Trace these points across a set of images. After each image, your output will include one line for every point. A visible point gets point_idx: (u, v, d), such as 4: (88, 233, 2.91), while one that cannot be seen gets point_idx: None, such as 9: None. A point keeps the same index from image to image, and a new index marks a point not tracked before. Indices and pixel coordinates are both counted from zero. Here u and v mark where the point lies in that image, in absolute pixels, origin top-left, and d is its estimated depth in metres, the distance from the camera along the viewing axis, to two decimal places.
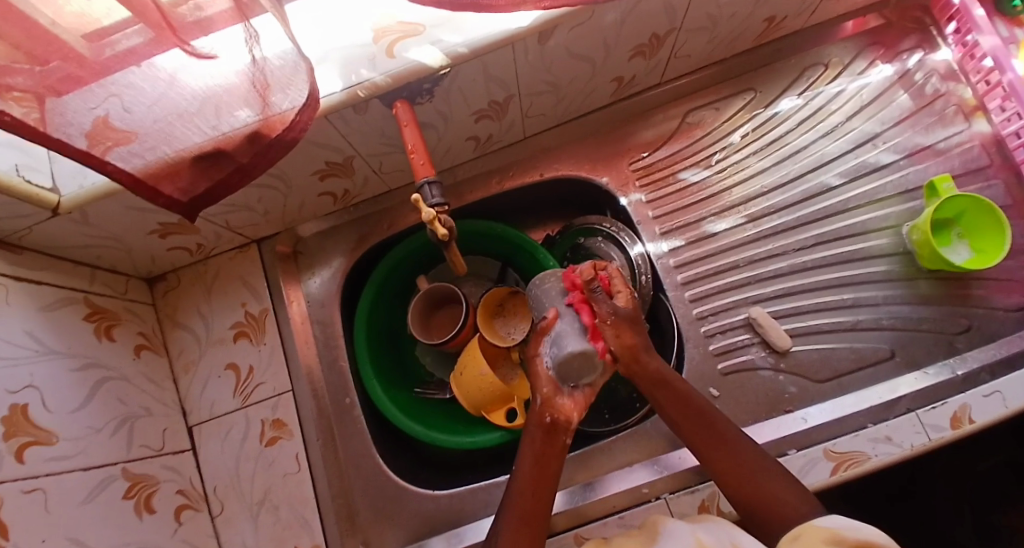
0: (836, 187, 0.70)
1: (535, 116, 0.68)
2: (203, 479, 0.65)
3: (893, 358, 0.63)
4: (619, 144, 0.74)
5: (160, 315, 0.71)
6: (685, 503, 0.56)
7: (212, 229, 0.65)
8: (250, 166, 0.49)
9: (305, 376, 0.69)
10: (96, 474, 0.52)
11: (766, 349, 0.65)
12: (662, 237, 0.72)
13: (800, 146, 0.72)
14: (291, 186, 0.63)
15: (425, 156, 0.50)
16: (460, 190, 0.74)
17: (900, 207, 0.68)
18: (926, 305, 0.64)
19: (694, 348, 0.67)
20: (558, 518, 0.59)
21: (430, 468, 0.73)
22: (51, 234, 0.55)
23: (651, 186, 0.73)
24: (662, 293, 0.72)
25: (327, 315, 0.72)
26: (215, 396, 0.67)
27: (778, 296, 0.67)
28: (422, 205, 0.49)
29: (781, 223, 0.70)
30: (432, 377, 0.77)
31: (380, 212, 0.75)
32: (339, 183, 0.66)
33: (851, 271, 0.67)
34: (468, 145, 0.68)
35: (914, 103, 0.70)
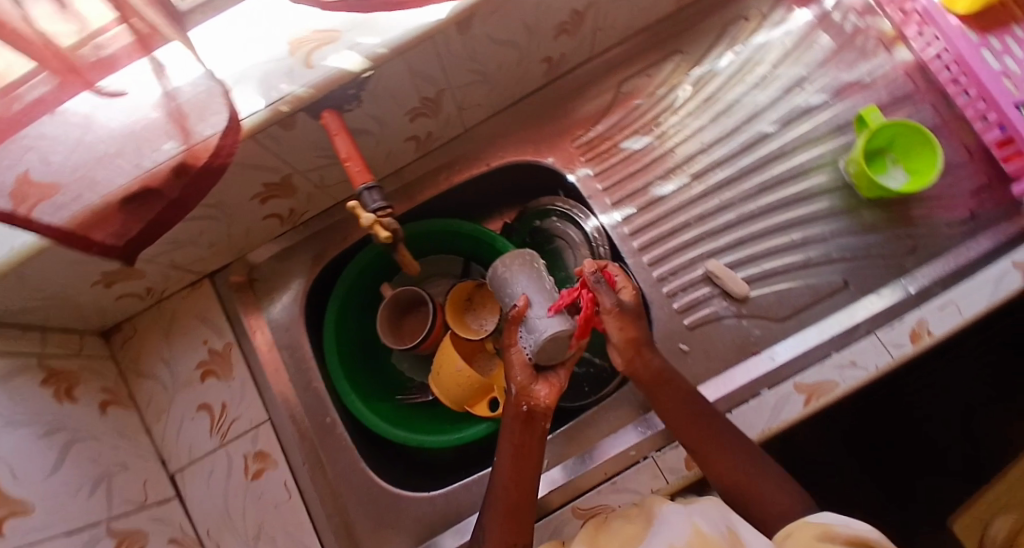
0: (773, 133, 0.71)
1: (471, 107, 0.68)
2: (193, 523, 0.63)
3: (847, 287, 0.65)
4: (557, 122, 0.74)
5: (122, 367, 0.69)
6: (672, 458, 0.57)
7: (159, 271, 0.63)
8: (182, 200, 0.49)
9: (280, 403, 0.68)
10: (81, 536, 0.50)
11: (727, 299, 0.67)
12: (614, 208, 0.73)
13: (734, 99, 0.73)
14: (232, 215, 0.61)
15: (360, 162, 0.50)
16: (409, 192, 0.73)
17: (836, 143, 0.70)
18: (871, 233, 0.67)
19: (660, 309, 0.68)
20: (555, 496, 0.59)
21: (422, 472, 0.72)
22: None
23: (595, 160, 0.74)
24: (622, 262, 0.73)
25: (294, 338, 0.71)
26: (191, 438, 0.66)
27: (732, 247, 0.69)
28: (359, 211, 0.49)
29: (725, 176, 0.71)
30: (412, 382, 0.77)
31: (329, 226, 0.73)
32: (281, 203, 0.65)
33: (798, 211, 0.69)
34: (408, 146, 0.68)
35: (835, 42, 0.73)
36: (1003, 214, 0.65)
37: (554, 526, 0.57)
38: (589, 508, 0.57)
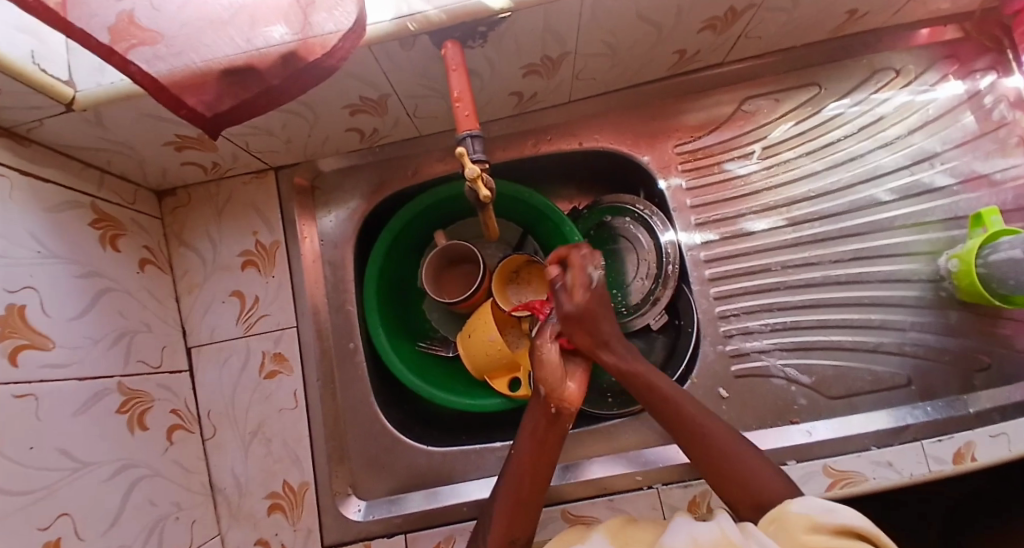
0: (885, 203, 0.61)
1: (586, 77, 0.58)
2: (198, 402, 0.60)
3: (936, 370, 0.58)
4: (731, 107, 0.63)
5: (167, 232, 0.63)
6: (938, 448, 0.54)
7: (396, 114, 0.56)
8: (279, 90, 0.44)
9: (311, 314, 0.61)
10: (90, 386, 0.47)
11: (916, 334, 0.59)
12: (696, 229, 0.63)
13: (933, 184, 0.60)
14: (493, 70, 0.52)
15: (471, 107, 0.44)
16: (578, 116, 0.64)
17: (939, 234, 0.60)
18: (958, 337, 0.59)
19: (904, 315, 0.59)
20: (816, 447, 0.55)
21: (416, 419, 0.67)
22: (333, 80, 0.47)
23: (694, 172, 0.63)
24: (842, 287, 0.60)
25: (339, 257, 0.64)
26: (215, 322, 0.61)
27: (869, 326, 0.59)
28: (465, 159, 0.43)
29: (918, 239, 0.60)
30: (439, 334, 0.71)
31: (530, 129, 0.64)
32: (535, 82, 0.57)
33: (888, 290, 0.59)
34: (669, 60, 0.58)
35: (976, 125, 0.61)
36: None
37: (658, 498, 0.56)
38: (579, 516, 0.57)
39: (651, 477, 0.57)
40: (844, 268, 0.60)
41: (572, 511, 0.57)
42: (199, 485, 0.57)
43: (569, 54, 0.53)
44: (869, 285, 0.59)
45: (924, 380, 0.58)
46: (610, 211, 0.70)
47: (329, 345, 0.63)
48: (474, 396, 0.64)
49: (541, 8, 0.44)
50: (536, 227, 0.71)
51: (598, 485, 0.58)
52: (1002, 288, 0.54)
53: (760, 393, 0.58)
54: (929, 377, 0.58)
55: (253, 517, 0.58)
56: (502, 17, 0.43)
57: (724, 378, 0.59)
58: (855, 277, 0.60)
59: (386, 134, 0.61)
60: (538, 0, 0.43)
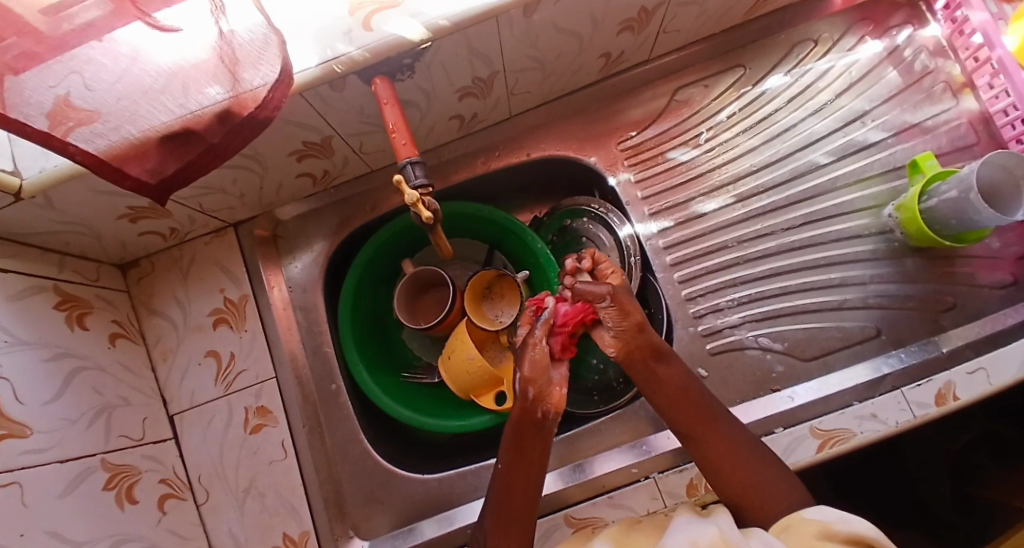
0: (825, 166, 0.63)
1: (521, 92, 0.61)
2: (187, 467, 0.59)
3: (900, 318, 0.60)
4: (664, 99, 0.66)
5: (135, 303, 0.63)
6: (920, 393, 0.54)
7: (344, 153, 0.58)
8: (221, 147, 0.46)
9: (289, 362, 0.62)
10: (74, 466, 0.47)
11: (874, 287, 0.61)
12: (651, 218, 0.64)
13: (867, 141, 0.63)
14: (430, 98, 0.54)
15: (407, 136, 0.46)
16: (521, 129, 0.66)
17: (881, 187, 0.62)
18: (919, 283, 0.60)
19: (862, 271, 0.61)
20: (800, 410, 0.56)
21: (409, 448, 0.66)
22: (273, 131, 0.48)
23: (640, 165, 0.65)
24: (798, 254, 0.61)
25: (311, 301, 0.64)
26: (194, 385, 0.60)
27: (830, 285, 0.61)
28: (404, 186, 0.44)
29: (861, 194, 0.62)
30: (421, 361, 0.71)
31: (478, 148, 0.66)
32: (472, 103, 0.59)
33: (841, 249, 0.61)
34: (597, 64, 0.61)
35: (898, 80, 0.64)
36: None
37: (656, 486, 0.56)
38: (582, 519, 0.56)
39: (646, 469, 0.58)
40: (796, 235, 0.62)
41: (574, 515, 0.56)
42: None
43: (499, 73, 0.55)
44: (822, 246, 0.61)
45: (893, 329, 0.60)
46: (569, 214, 0.71)
47: (312, 389, 0.63)
48: (462, 416, 0.64)
49: (460, 34, 0.46)
50: (500, 240, 0.72)
51: (597, 484, 0.58)
52: (948, 229, 0.56)
53: (738, 367, 0.59)
54: (895, 324, 0.60)
55: None
56: (423, 46, 0.45)
57: (701, 357, 0.60)
58: (808, 241, 0.62)
59: (338, 174, 0.62)
60: (455, 26, 0.44)
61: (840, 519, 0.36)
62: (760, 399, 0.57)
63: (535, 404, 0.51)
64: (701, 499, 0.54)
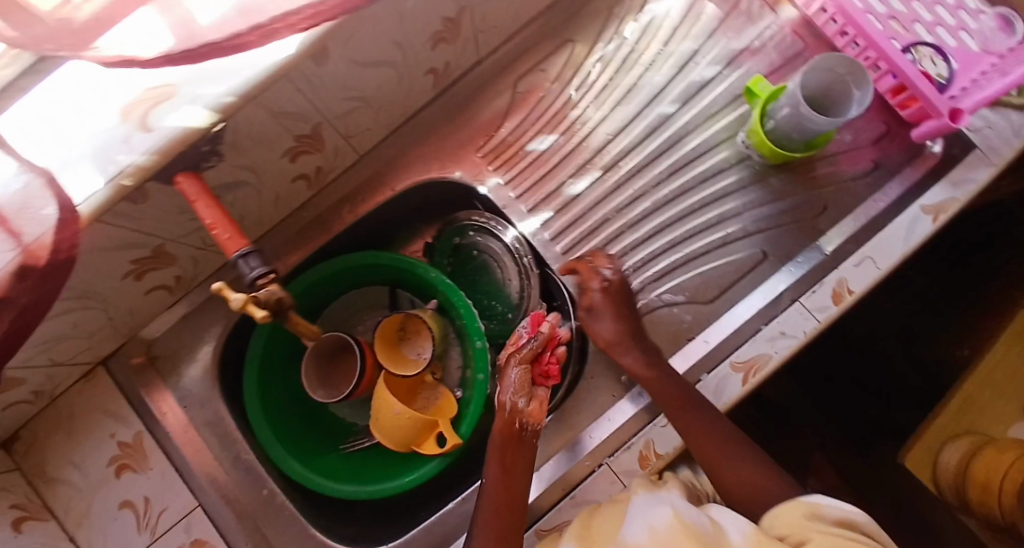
0: (674, 114, 0.64)
1: (359, 132, 0.58)
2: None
3: (780, 234, 0.63)
4: (509, 93, 0.65)
5: (28, 477, 0.57)
6: (819, 298, 0.55)
7: (186, 256, 0.54)
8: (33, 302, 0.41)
9: (209, 484, 0.58)
10: None
11: (749, 215, 0.63)
12: (531, 215, 0.64)
13: (705, 79, 0.65)
14: (259, 173, 0.51)
15: (229, 228, 0.42)
16: (376, 168, 0.64)
17: (730, 118, 0.64)
18: (783, 198, 0.63)
19: (735, 202, 0.63)
20: (718, 352, 0.57)
21: (370, 519, 0.64)
22: (92, 265, 0.44)
23: (504, 166, 0.64)
24: (676, 207, 0.62)
25: (213, 414, 0.61)
26: (118, 541, 0.56)
27: (712, 226, 0.62)
28: (227, 292, 0.40)
29: (712, 131, 0.64)
30: (359, 425, 0.69)
31: (339, 200, 0.63)
32: (310, 160, 0.56)
33: (711, 188, 0.63)
34: (427, 82, 0.59)
35: (717, 11, 0.66)
36: (905, 158, 0.62)
37: (612, 471, 0.55)
38: (551, 528, 0.54)
39: (598, 457, 0.57)
40: (669, 189, 0.63)
41: (544, 528, 0.54)
42: None
43: (321, 123, 0.52)
44: (693, 191, 0.63)
45: (779, 247, 0.62)
46: (456, 233, 0.70)
47: (247, 499, 0.59)
48: (411, 470, 0.62)
49: (253, 104, 0.43)
50: (396, 280, 0.70)
51: (559, 487, 0.57)
52: (795, 141, 0.59)
53: (654, 330, 0.60)
54: (778, 243, 0.62)
55: None
56: (218, 129, 0.42)
57: None
58: (681, 191, 0.63)
59: (195, 275, 0.59)
60: (243, 98, 0.42)
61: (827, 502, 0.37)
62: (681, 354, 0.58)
63: (512, 416, 0.54)
64: (655, 468, 0.54)
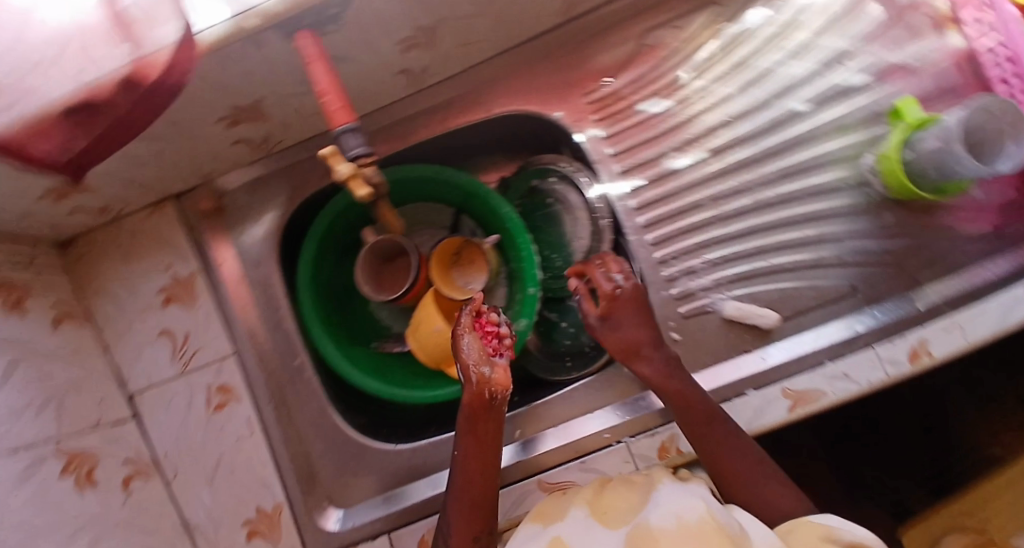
0: (805, 114, 0.58)
1: (474, 40, 0.55)
2: (151, 446, 0.58)
3: (875, 273, 0.58)
4: (636, 41, 0.59)
5: (77, 283, 0.59)
6: (892, 350, 0.54)
7: (281, 118, 0.53)
8: (134, 118, 0.41)
9: (248, 337, 0.60)
10: (21, 458, 0.45)
11: (850, 243, 0.58)
12: (622, 177, 0.60)
13: (852, 85, 0.58)
14: (367, 55, 0.49)
15: (339, 98, 0.41)
16: (477, 84, 0.61)
17: (862, 136, 0.58)
18: (894, 237, 0.58)
19: (840, 225, 0.58)
20: (767, 372, 0.55)
21: (380, 419, 0.66)
22: (192, 100, 0.44)
23: (607, 120, 0.60)
24: (776, 213, 0.58)
25: (265, 276, 0.61)
26: (150, 366, 0.59)
27: (807, 243, 0.58)
28: (335, 159, 0.41)
29: (841, 144, 0.58)
30: (390, 330, 0.70)
31: (433, 106, 0.61)
32: (420, 57, 0.53)
33: (819, 204, 0.58)
34: (558, 5, 0.55)
35: (888, 14, 0.58)
36: None
37: (628, 451, 0.56)
38: (554, 483, 0.57)
39: (618, 433, 0.57)
40: (774, 192, 0.58)
41: (546, 480, 0.56)
42: (170, 526, 0.57)
43: (444, 20, 0.49)
44: (799, 202, 0.58)
45: (869, 286, 0.57)
46: (537, 175, 0.68)
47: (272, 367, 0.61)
48: (432, 387, 0.63)
49: None
50: (465, 203, 0.69)
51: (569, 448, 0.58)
52: (928, 179, 0.53)
53: (709, 330, 0.58)
54: (869, 282, 0.57)
55: None
56: None
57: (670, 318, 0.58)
58: (785, 198, 0.58)
59: (280, 140, 0.58)
60: None
61: (844, 527, 0.38)
62: (735, 361, 0.57)
63: (479, 387, 0.49)
64: (672, 461, 0.54)
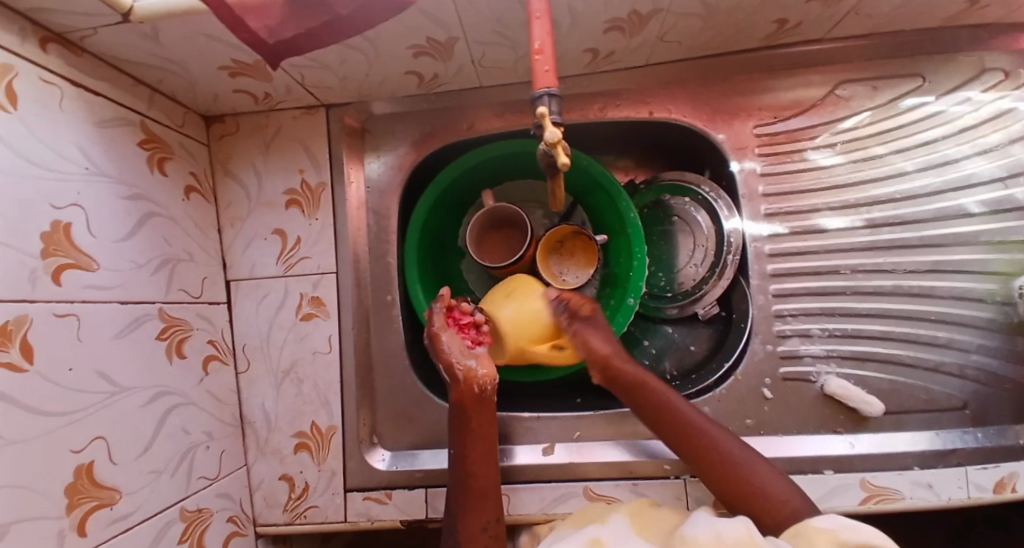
0: (975, 215, 0.56)
1: (670, 40, 0.53)
2: (234, 335, 0.60)
3: (993, 396, 0.55)
4: (823, 90, 0.58)
5: (213, 160, 0.60)
6: (981, 475, 0.52)
7: (460, 60, 0.52)
8: (348, 22, 0.41)
9: (352, 262, 0.60)
10: (133, 310, 0.46)
11: (976, 358, 0.55)
12: (764, 219, 0.58)
13: None
14: (571, 25, 0.48)
15: (551, 62, 0.40)
16: (648, 84, 0.59)
17: (1021, 256, 0.55)
18: (1023, 367, 0.55)
19: (972, 337, 0.55)
20: (851, 459, 0.54)
21: (439, 377, 0.66)
22: (402, 21, 0.43)
23: (771, 157, 0.58)
24: (910, 303, 0.56)
25: (385, 206, 0.62)
26: (255, 258, 0.60)
27: (932, 344, 0.55)
28: (546, 121, 0.40)
29: (1002, 257, 0.55)
30: (473, 296, 0.69)
31: (599, 92, 0.60)
32: (615, 41, 0.52)
33: (958, 309, 0.55)
34: (765, 30, 0.53)
35: None
36: None
37: (684, 488, 0.55)
38: (601, 494, 0.56)
39: (679, 467, 0.56)
40: (916, 282, 0.56)
41: (594, 489, 0.56)
42: (230, 416, 0.58)
43: (660, 12, 0.47)
44: (938, 300, 0.56)
45: (981, 408, 0.55)
46: (671, 189, 0.66)
47: (362, 295, 0.61)
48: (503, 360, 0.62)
49: None
50: (588, 196, 0.68)
51: (626, 467, 0.57)
52: None
53: (804, 399, 0.56)
54: (983, 403, 0.55)
55: (281, 453, 0.59)
56: None
57: (768, 376, 0.56)
58: (925, 291, 0.56)
59: (446, 81, 0.57)
60: None
61: (847, 527, 0.37)
62: (821, 436, 0.55)
63: (467, 384, 0.50)
64: None
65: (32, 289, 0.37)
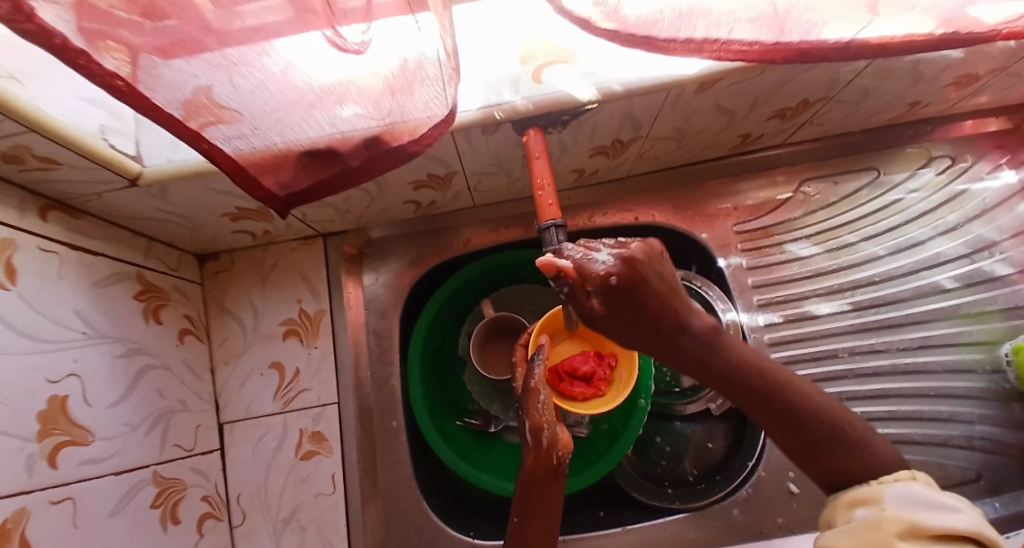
0: (948, 291, 0.60)
1: (650, 158, 0.58)
2: (228, 485, 0.55)
3: (1005, 464, 0.55)
4: (788, 188, 0.63)
5: (207, 297, 0.60)
6: None
7: (458, 188, 0.55)
8: (358, 171, 0.43)
9: (355, 390, 0.58)
10: (129, 479, 0.43)
11: (980, 428, 0.56)
12: (758, 310, 0.61)
13: (993, 272, 0.60)
14: (563, 152, 0.52)
15: (553, 195, 0.43)
16: (632, 192, 0.64)
17: (998, 325, 0.59)
18: None
19: (971, 407, 0.57)
20: None
21: (452, 503, 0.63)
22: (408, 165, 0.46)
23: (754, 251, 0.62)
24: (908, 380, 0.58)
25: (385, 327, 0.62)
26: (252, 396, 0.57)
27: (937, 418, 0.57)
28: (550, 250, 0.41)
29: (981, 328, 0.59)
30: (478, 407, 0.67)
31: (588, 203, 0.63)
32: (601, 162, 0.56)
33: (952, 381, 0.58)
34: (731, 142, 0.59)
35: None
36: None
37: None
38: None
39: None
40: (907, 358, 0.58)
41: None
42: None
43: (640, 138, 0.52)
44: (932, 373, 0.58)
45: (998, 479, 0.55)
46: None
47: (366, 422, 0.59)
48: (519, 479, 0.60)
49: (628, 100, 0.43)
50: None
51: None
52: None
53: None
54: (998, 474, 0.55)
55: None
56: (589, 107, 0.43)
57: (789, 469, 0.56)
58: (919, 367, 0.58)
59: (444, 206, 0.60)
60: (627, 92, 0.42)
61: (922, 508, 0.33)
62: None
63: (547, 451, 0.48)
64: None
65: (30, 478, 0.35)
